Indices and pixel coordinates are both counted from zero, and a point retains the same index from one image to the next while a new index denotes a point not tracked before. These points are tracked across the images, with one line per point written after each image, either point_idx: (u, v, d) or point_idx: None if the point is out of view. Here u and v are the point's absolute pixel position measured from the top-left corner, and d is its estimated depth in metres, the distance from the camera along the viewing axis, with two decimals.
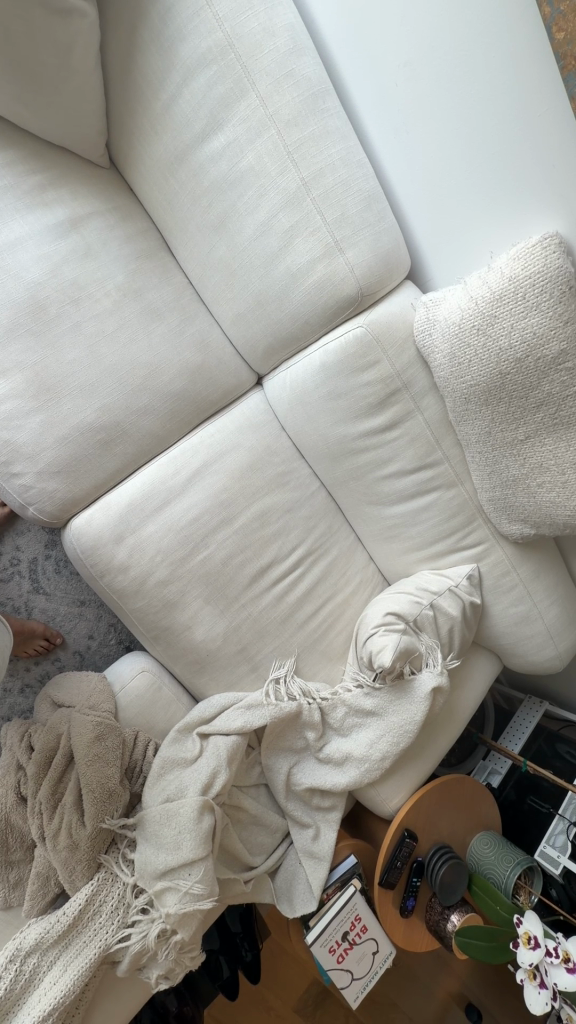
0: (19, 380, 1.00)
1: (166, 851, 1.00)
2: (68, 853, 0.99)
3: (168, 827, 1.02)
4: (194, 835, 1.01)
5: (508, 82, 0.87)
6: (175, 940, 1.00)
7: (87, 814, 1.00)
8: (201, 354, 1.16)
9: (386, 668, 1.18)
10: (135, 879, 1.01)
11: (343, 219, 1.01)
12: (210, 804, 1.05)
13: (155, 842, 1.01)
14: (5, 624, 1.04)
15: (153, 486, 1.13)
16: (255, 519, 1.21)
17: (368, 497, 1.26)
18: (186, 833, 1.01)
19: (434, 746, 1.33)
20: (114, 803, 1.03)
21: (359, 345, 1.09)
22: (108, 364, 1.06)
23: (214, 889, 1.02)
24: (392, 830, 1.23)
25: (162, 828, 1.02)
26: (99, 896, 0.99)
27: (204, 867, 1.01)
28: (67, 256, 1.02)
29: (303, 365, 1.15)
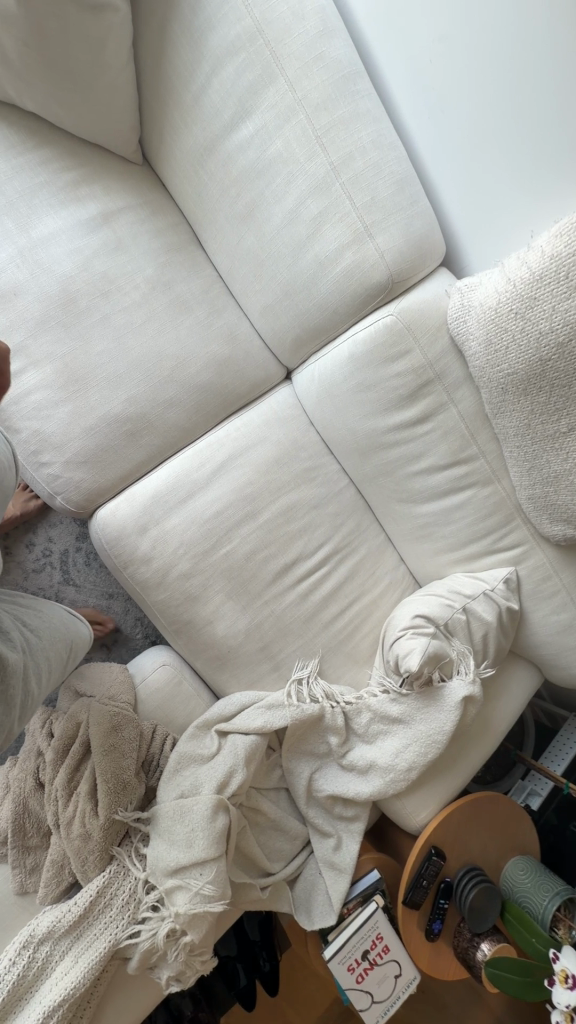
0: (49, 371, 1.01)
1: (178, 848, 0.98)
2: (81, 843, 0.98)
3: (183, 825, 1.00)
4: (209, 832, 0.99)
5: (542, 55, 0.83)
6: (184, 941, 0.97)
7: (100, 805, 0.99)
8: (229, 348, 1.18)
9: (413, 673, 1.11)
10: (146, 876, 0.99)
11: (373, 203, 0.97)
12: (225, 804, 1.03)
13: (167, 839, 0.99)
14: (87, 624, 1.08)
15: (178, 478, 1.13)
16: (280, 514, 1.21)
17: (398, 494, 1.24)
18: (199, 831, 0.99)
19: (465, 760, 1.25)
20: (128, 795, 1.02)
21: (388, 335, 1.05)
22: (139, 357, 1.08)
23: (227, 891, 1.00)
24: (419, 845, 1.17)
25: (175, 825, 1.00)
26: (110, 889, 0.98)
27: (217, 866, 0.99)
28: (99, 251, 1.04)
29: (332, 356, 1.14)
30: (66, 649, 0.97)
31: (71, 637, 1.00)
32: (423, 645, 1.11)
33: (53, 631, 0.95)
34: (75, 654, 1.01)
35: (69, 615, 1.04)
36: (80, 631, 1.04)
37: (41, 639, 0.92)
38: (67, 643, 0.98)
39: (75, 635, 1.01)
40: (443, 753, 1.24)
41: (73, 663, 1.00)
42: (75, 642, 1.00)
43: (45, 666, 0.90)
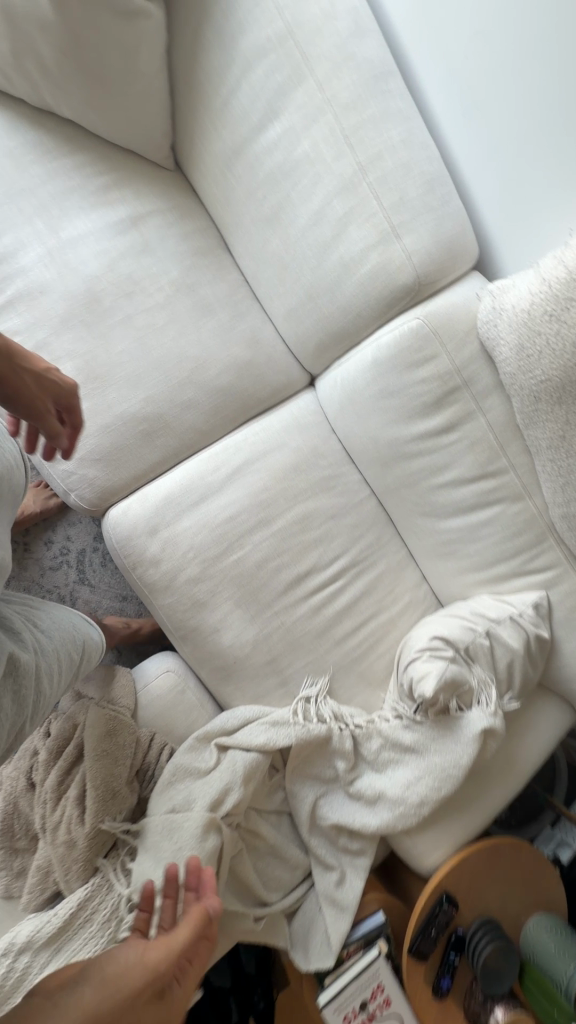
0: (69, 368, 1.01)
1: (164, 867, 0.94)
2: (64, 851, 0.94)
3: (173, 838, 0.97)
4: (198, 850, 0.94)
5: None
6: None
7: (88, 813, 0.95)
8: (251, 351, 1.16)
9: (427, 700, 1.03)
10: (130, 893, 0.93)
11: (401, 203, 0.94)
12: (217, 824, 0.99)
13: (154, 856, 0.95)
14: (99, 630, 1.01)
15: (193, 480, 1.12)
16: (295, 523, 1.17)
17: (421, 508, 1.18)
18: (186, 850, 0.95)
19: (484, 800, 1.15)
20: (117, 805, 0.98)
21: (414, 339, 1.01)
22: (159, 357, 1.07)
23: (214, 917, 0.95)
24: (430, 887, 1.07)
25: (162, 841, 0.96)
26: (91, 903, 0.92)
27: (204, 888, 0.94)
28: (125, 252, 1.05)
29: (355, 362, 1.11)
30: (80, 650, 0.93)
31: (86, 638, 0.96)
32: (440, 669, 1.03)
33: (66, 629, 0.92)
34: (88, 657, 0.96)
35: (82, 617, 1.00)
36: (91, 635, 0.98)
37: (52, 637, 0.89)
38: (81, 643, 0.94)
39: (90, 638, 0.97)
40: (460, 790, 1.14)
41: (86, 668, 0.96)
42: (89, 645, 0.96)
43: (55, 664, 0.86)
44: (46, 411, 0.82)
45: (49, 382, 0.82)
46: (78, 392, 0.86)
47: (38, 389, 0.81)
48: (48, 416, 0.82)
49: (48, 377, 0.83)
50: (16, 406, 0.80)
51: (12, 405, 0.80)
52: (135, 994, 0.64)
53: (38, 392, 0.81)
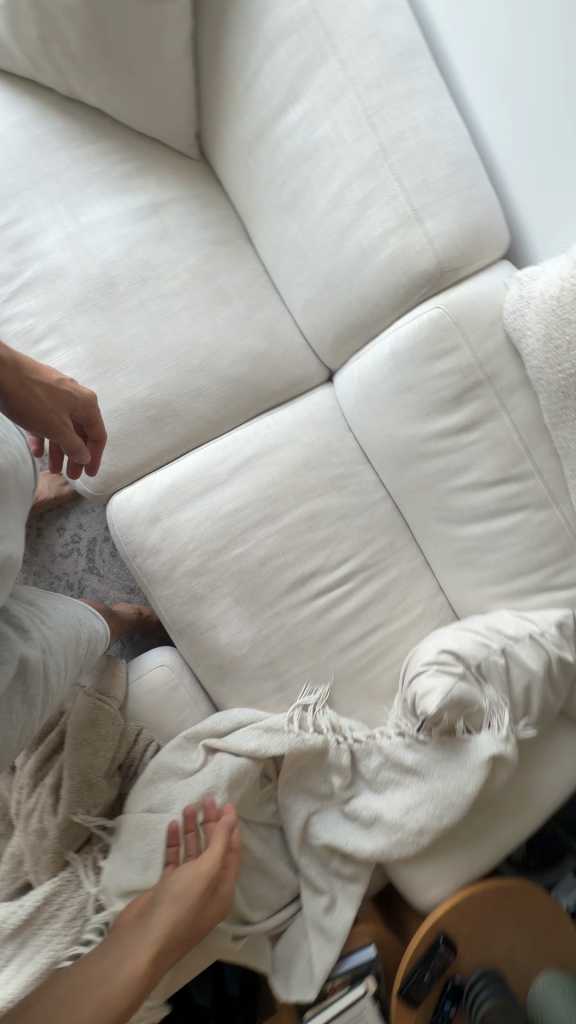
0: (80, 350, 1.01)
1: (135, 868, 0.91)
2: (35, 840, 0.92)
3: (150, 839, 0.93)
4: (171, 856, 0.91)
5: None
6: None
7: (61, 803, 0.93)
8: (266, 342, 1.14)
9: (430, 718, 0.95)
10: (98, 892, 0.90)
11: (424, 185, 0.89)
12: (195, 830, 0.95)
13: (125, 856, 0.92)
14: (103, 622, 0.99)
15: (199, 471, 1.09)
16: (302, 520, 1.12)
17: (437, 512, 1.10)
18: (157, 854, 0.92)
19: (492, 836, 1.05)
20: (93, 798, 0.96)
21: (435, 329, 0.95)
22: (172, 343, 1.06)
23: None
24: (424, 930, 0.98)
25: (136, 842, 0.93)
26: (59, 898, 0.90)
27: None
28: (143, 238, 1.05)
29: (372, 354, 1.05)
30: (85, 643, 0.90)
31: (92, 633, 0.93)
32: (444, 686, 0.96)
33: (73, 627, 0.89)
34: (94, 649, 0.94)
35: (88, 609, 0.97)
36: (97, 627, 0.96)
37: (59, 638, 0.85)
38: (86, 636, 0.91)
39: (96, 632, 0.94)
40: (466, 821, 1.05)
41: (91, 661, 0.93)
42: (94, 638, 0.93)
43: (61, 667, 0.83)
44: (66, 427, 0.86)
45: (64, 394, 0.85)
46: (96, 404, 0.89)
47: (56, 406, 0.84)
48: (67, 429, 0.85)
49: (65, 391, 0.85)
50: (35, 423, 0.84)
51: (31, 423, 0.84)
52: (198, 898, 0.81)
53: (55, 408, 0.84)
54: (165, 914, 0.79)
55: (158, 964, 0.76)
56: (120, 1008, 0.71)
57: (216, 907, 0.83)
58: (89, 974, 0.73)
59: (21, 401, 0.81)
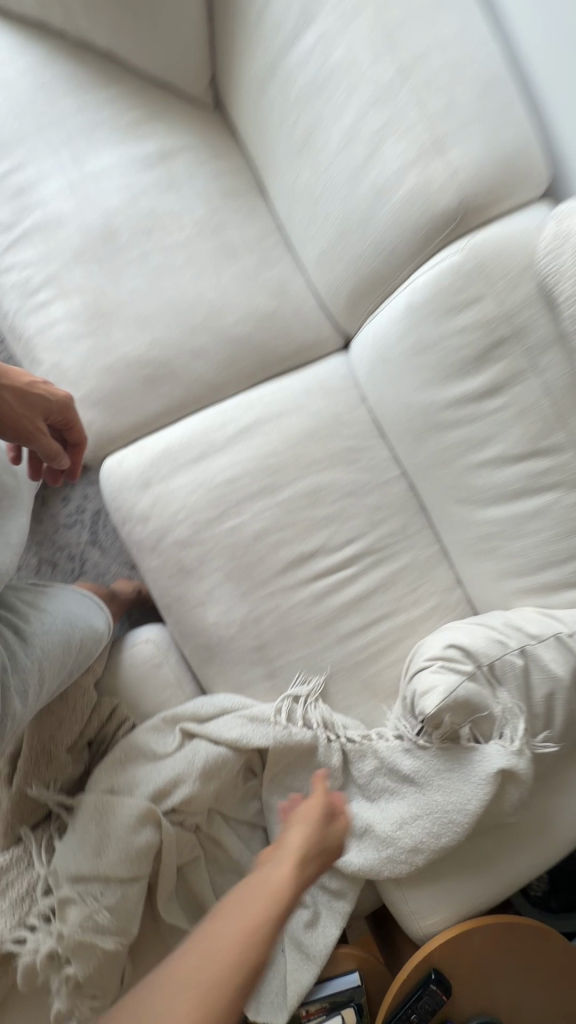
0: (76, 303, 0.97)
1: (84, 853, 0.84)
2: None
3: (105, 824, 0.86)
4: (128, 846, 0.84)
5: None
6: (68, 973, 0.80)
7: (16, 774, 0.88)
8: (275, 301, 1.05)
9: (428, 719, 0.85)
10: (47, 875, 0.84)
11: (448, 109, 0.78)
12: (157, 818, 0.87)
13: (77, 838, 0.85)
14: (105, 615, 0.96)
15: (195, 436, 1.02)
16: (304, 494, 1.03)
17: (456, 492, 0.98)
18: (111, 842, 0.84)
19: (500, 866, 0.91)
20: (52, 772, 0.90)
21: (456, 278, 0.84)
22: (174, 299, 1.00)
23: (130, 930, 0.83)
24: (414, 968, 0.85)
25: (89, 824, 0.86)
26: (8, 876, 0.85)
27: (125, 894, 0.83)
28: (148, 187, 1.00)
29: (388, 311, 0.95)
30: (74, 648, 0.87)
31: (85, 633, 0.90)
32: (446, 683, 0.84)
33: (60, 633, 0.86)
34: (90, 649, 0.91)
35: (87, 604, 0.94)
36: (95, 624, 0.92)
37: (42, 640, 0.84)
38: (77, 640, 0.88)
39: (91, 628, 0.91)
40: (471, 844, 0.92)
41: (87, 661, 0.91)
42: (89, 638, 0.90)
43: (42, 672, 0.83)
44: (40, 433, 0.85)
45: (37, 399, 0.85)
46: (73, 405, 0.89)
47: (28, 411, 0.84)
48: (42, 433, 0.85)
49: (38, 393, 0.85)
50: (9, 429, 0.83)
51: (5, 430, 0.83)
52: (322, 807, 0.71)
53: (27, 413, 0.84)
54: (286, 858, 0.65)
55: (280, 914, 0.60)
56: (241, 964, 0.55)
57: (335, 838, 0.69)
58: (197, 947, 0.56)
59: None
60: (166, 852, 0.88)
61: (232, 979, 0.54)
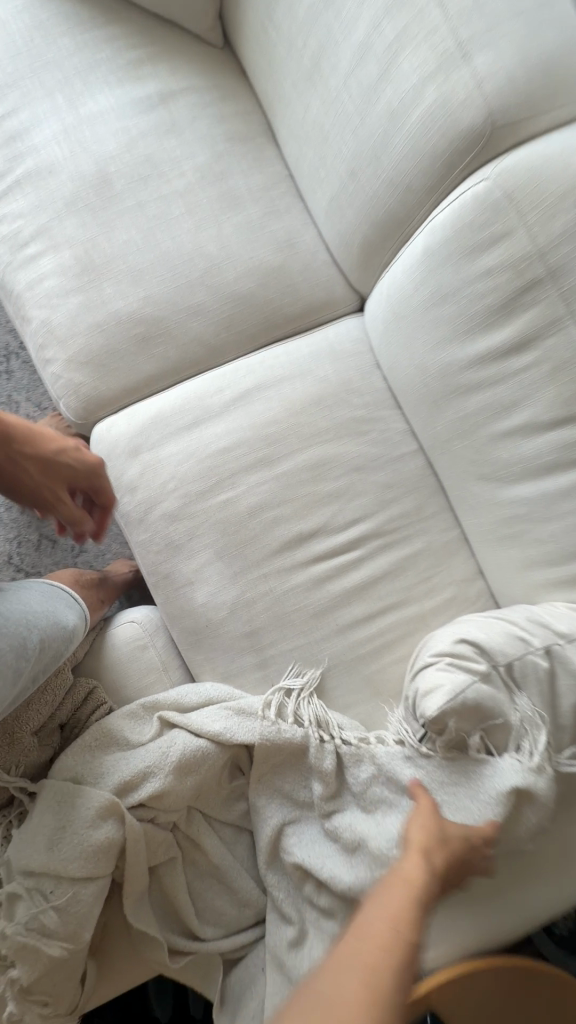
0: (66, 256, 0.91)
1: (39, 844, 0.77)
2: None
3: (65, 815, 0.79)
4: (82, 844, 0.77)
5: None
6: (11, 976, 0.73)
7: None
8: (282, 256, 0.96)
9: (430, 723, 0.73)
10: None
11: (474, 8, 0.67)
12: (121, 811, 0.79)
13: (32, 829, 0.78)
14: (74, 612, 0.87)
15: (189, 402, 0.94)
16: (306, 468, 0.93)
17: (477, 468, 0.86)
18: (68, 831, 0.77)
19: (510, 897, 0.79)
20: (15, 755, 0.82)
21: (480, 211, 0.72)
22: (170, 252, 0.93)
23: (82, 940, 0.75)
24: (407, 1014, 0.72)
25: (47, 813, 0.79)
26: None
27: (77, 898, 0.75)
28: (147, 132, 0.93)
29: (404, 260, 0.84)
30: (32, 645, 0.76)
31: (49, 631, 0.80)
32: (453, 684, 0.72)
33: (14, 631, 0.75)
34: (54, 646, 0.80)
35: (52, 601, 0.85)
36: (61, 618, 0.83)
37: None
38: (35, 636, 0.77)
39: (56, 626, 0.81)
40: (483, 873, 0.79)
41: (51, 661, 0.79)
42: (51, 634, 0.80)
43: None
44: (61, 499, 0.88)
45: (63, 468, 0.88)
46: (104, 469, 0.90)
47: (52, 480, 0.88)
48: (60, 501, 0.88)
49: (67, 464, 0.88)
50: (32, 496, 0.89)
51: (27, 497, 0.89)
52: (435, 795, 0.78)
53: (50, 481, 0.88)
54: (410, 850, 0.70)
55: (414, 916, 0.61)
56: (395, 949, 0.56)
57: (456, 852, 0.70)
58: (351, 943, 0.58)
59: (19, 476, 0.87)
60: (131, 853, 0.80)
61: (387, 961, 0.55)
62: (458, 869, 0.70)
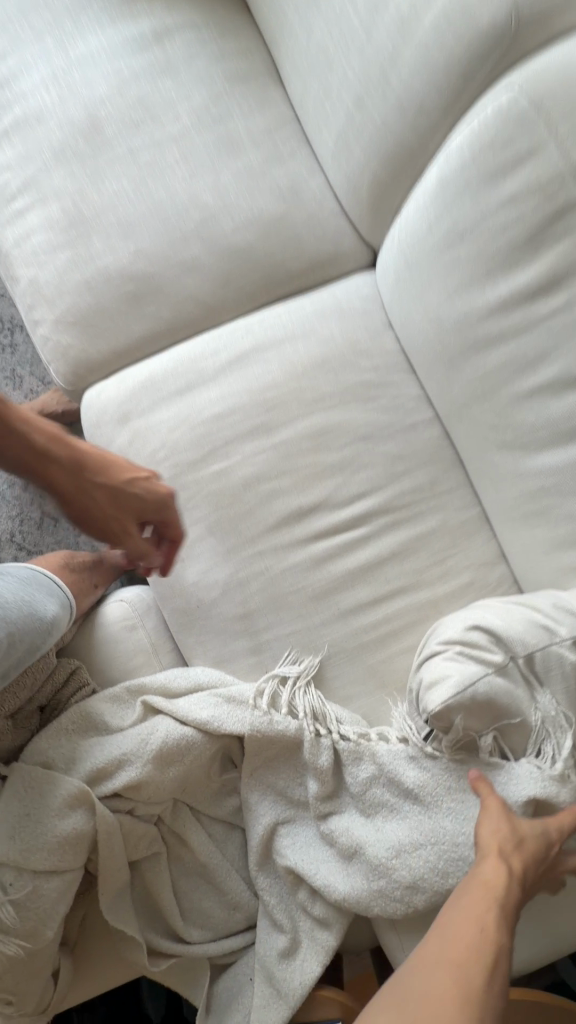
0: (54, 209, 0.86)
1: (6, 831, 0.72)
2: None
3: (35, 803, 0.74)
4: (45, 835, 0.72)
5: None
6: None
7: None
8: (285, 205, 0.88)
9: (433, 718, 0.65)
10: None
11: None
12: (91, 800, 0.74)
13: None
14: (54, 603, 0.81)
15: (182, 365, 0.87)
16: (308, 437, 0.85)
17: (498, 435, 0.75)
18: (35, 819, 0.73)
19: (522, 919, 0.70)
20: None
21: (500, 127, 0.64)
22: (163, 203, 0.86)
23: (43, 937, 0.70)
24: None
25: (17, 799, 0.74)
26: None
27: (39, 893, 0.71)
28: (140, 73, 0.86)
29: (416, 202, 0.75)
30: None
31: (21, 622, 0.74)
32: (460, 673, 0.64)
33: None
34: (24, 639, 0.75)
35: (31, 590, 0.80)
36: (37, 610, 0.78)
37: None
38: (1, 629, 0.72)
39: (30, 617, 0.76)
40: None
41: (21, 655, 0.74)
42: (22, 626, 0.75)
43: None
44: (130, 533, 0.76)
45: (133, 498, 0.75)
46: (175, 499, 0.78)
47: (120, 511, 0.75)
48: (132, 535, 0.76)
49: (137, 493, 0.75)
50: (98, 529, 0.76)
51: (93, 530, 0.76)
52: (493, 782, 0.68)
53: (121, 514, 0.76)
54: (488, 854, 0.60)
55: (500, 924, 0.53)
56: (489, 942, 0.51)
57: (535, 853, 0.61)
58: (432, 942, 0.52)
59: (90, 508, 0.75)
60: (105, 846, 0.75)
61: (481, 968, 0.49)
62: (535, 869, 0.61)
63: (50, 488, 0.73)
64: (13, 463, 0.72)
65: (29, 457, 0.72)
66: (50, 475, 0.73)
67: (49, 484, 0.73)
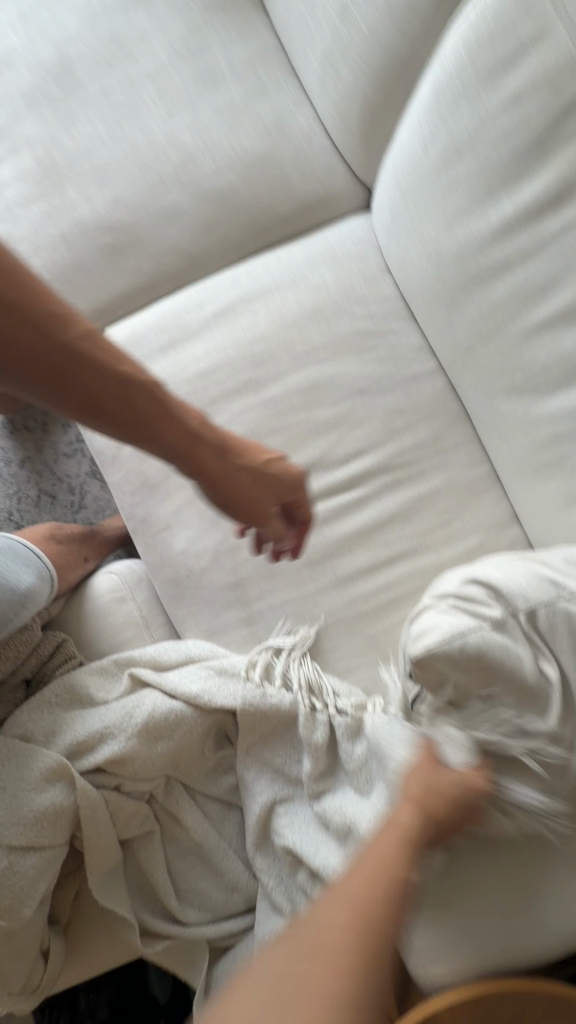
0: (25, 159, 0.81)
1: None
2: None
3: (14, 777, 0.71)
4: (21, 810, 0.69)
5: None
6: None
7: None
8: (270, 142, 0.81)
9: (420, 671, 0.59)
10: None
11: None
12: (68, 772, 0.71)
13: None
14: (31, 573, 0.79)
15: (166, 321, 0.82)
16: (300, 393, 0.79)
17: (507, 377, 0.68)
18: (13, 794, 0.69)
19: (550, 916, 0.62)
20: None
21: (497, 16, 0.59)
22: (139, 146, 0.80)
23: (19, 917, 0.67)
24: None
25: None
26: None
27: (14, 870, 0.67)
28: (113, 8, 0.81)
29: (411, 126, 0.70)
30: None
31: None
32: (451, 626, 0.58)
33: None
34: None
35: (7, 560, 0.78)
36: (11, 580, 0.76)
37: None
38: None
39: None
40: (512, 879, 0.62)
41: None
42: None
43: None
44: (268, 516, 0.66)
45: (267, 476, 0.65)
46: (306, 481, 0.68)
47: (259, 492, 0.65)
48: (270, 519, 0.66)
49: (271, 471, 0.66)
50: (236, 512, 0.65)
51: (231, 513, 0.65)
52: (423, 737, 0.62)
53: (259, 490, 0.65)
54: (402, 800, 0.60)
55: (403, 859, 0.57)
56: (386, 883, 0.55)
57: (469, 797, 0.59)
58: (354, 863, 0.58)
59: (224, 487, 0.63)
60: (88, 821, 0.72)
61: (382, 898, 0.54)
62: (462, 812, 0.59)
63: (176, 458, 0.61)
64: (128, 431, 0.58)
65: (144, 422, 0.58)
66: (197, 454, 0.61)
67: (178, 454, 0.60)
